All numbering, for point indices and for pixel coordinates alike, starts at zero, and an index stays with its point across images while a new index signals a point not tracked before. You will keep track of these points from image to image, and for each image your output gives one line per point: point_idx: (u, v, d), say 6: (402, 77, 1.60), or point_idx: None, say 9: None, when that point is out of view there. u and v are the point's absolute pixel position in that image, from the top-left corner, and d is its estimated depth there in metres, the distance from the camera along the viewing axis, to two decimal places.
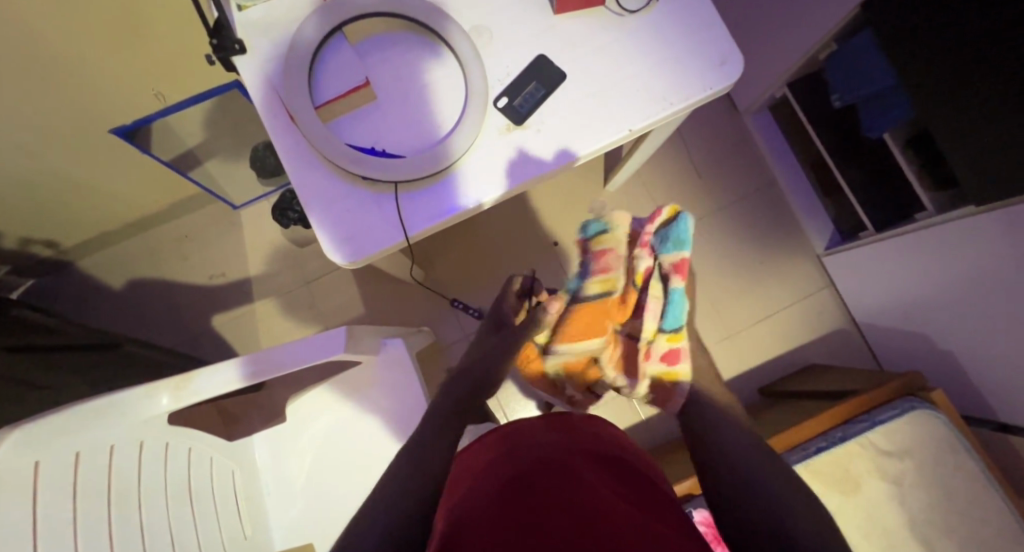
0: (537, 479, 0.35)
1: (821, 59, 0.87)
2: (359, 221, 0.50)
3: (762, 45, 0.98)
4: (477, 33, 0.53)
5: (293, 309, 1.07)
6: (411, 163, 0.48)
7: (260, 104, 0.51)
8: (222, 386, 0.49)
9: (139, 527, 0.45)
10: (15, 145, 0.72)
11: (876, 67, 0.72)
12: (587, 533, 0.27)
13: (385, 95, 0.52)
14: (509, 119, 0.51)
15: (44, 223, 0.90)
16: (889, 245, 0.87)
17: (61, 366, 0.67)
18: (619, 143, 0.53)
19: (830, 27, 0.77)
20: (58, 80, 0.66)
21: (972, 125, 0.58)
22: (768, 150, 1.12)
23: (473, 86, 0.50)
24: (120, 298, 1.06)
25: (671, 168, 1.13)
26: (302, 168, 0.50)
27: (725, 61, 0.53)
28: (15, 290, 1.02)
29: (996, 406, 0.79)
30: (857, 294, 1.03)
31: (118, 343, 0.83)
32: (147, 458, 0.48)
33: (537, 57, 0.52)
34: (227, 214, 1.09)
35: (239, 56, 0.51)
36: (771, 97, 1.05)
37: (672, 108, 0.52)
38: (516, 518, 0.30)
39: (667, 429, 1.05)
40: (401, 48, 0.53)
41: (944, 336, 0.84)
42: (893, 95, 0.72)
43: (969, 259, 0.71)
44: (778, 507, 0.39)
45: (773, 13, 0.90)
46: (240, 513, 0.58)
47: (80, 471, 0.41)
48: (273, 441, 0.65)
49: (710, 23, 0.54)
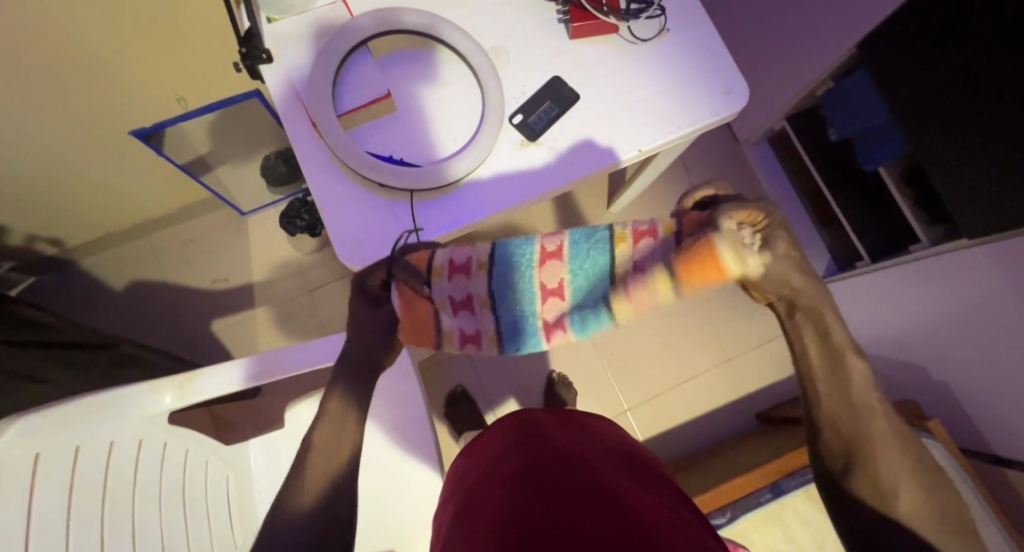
0: (559, 471, 0.34)
1: (819, 94, 0.91)
2: (373, 227, 0.51)
3: (761, 80, 1.02)
4: (495, 53, 0.55)
5: (292, 317, 1.07)
6: (427, 172, 0.50)
7: (282, 111, 0.53)
8: (225, 387, 0.50)
9: (130, 526, 0.44)
10: (33, 142, 0.74)
11: (872, 102, 0.76)
12: (618, 530, 0.26)
13: (404, 106, 0.54)
14: (523, 135, 0.53)
15: (51, 220, 0.90)
16: (890, 273, 0.88)
17: (58, 364, 0.66)
18: (628, 163, 0.55)
19: (830, 62, 0.81)
20: (85, 80, 0.68)
21: (965, 161, 0.61)
22: (766, 180, 1.15)
23: (490, 102, 0.52)
24: (119, 299, 1.06)
25: (672, 193, 1.16)
26: (321, 174, 0.51)
27: (730, 91, 0.56)
28: (14, 287, 1.01)
29: (990, 438, 0.80)
30: (854, 323, 1.04)
31: (116, 344, 0.82)
32: (144, 458, 0.47)
33: (552, 77, 0.55)
34: (235, 220, 1.10)
35: (266, 65, 0.53)
36: (771, 129, 1.09)
37: (680, 131, 0.54)
38: (550, 513, 0.29)
39: (664, 451, 1.04)
40: (421, 64, 0.55)
41: (938, 365, 0.85)
42: (887, 129, 0.75)
43: (962, 287, 0.73)
44: (880, 439, 0.36)
45: (773, 49, 0.94)
46: (232, 522, 0.56)
47: (77, 467, 0.41)
48: (270, 446, 0.64)
49: (717, 54, 0.57)
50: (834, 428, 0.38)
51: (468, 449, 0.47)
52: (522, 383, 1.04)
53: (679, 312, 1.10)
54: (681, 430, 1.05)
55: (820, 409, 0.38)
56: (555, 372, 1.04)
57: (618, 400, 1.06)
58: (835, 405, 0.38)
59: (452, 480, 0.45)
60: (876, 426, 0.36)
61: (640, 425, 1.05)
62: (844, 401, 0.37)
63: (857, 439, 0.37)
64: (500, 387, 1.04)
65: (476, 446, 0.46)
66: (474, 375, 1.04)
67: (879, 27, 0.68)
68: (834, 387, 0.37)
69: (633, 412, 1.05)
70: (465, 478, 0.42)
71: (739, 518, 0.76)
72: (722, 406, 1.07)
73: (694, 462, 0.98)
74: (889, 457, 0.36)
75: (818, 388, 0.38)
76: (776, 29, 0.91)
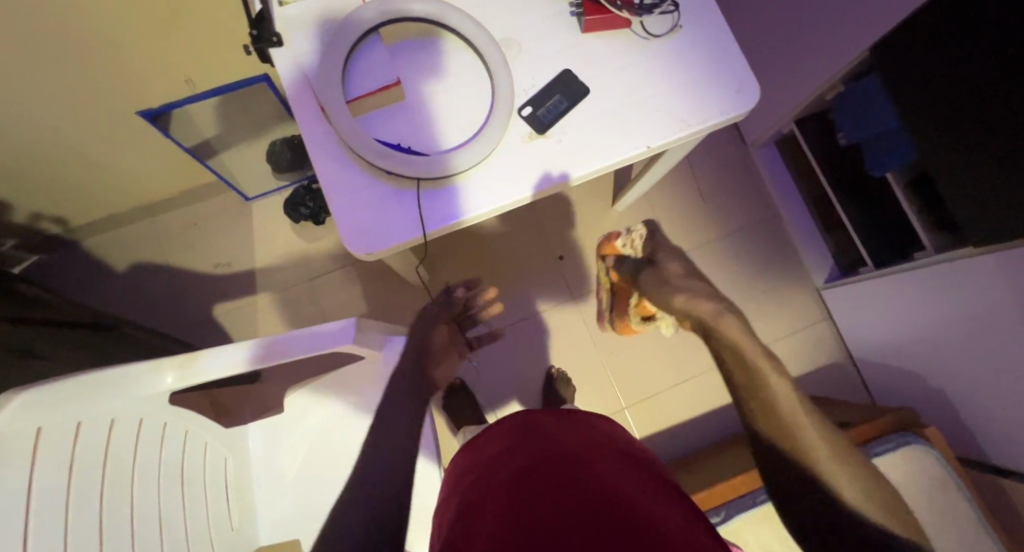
0: (560, 470, 0.35)
1: (828, 98, 0.91)
2: (378, 215, 0.51)
3: (771, 82, 1.01)
4: (506, 44, 0.55)
5: (294, 304, 1.07)
6: (434, 162, 0.50)
7: (291, 95, 0.53)
8: (230, 369, 0.49)
9: (129, 506, 0.44)
10: (40, 118, 0.73)
11: (882, 107, 0.75)
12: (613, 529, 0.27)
13: (413, 95, 0.54)
14: (532, 127, 0.53)
15: (56, 199, 0.90)
16: (890, 280, 0.88)
17: (59, 341, 0.67)
18: (636, 159, 0.55)
19: (841, 66, 0.80)
20: (95, 59, 0.68)
21: (971, 168, 0.60)
22: (772, 182, 1.15)
23: (500, 93, 0.52)
24: (122, 280, 1.06)
25: (678, 192, 1.15)
26: (328, 159, 0.51)
27: (740, 89, 0.56)
28: (18, 264, 1.02)
29: (988, 449, 0.80)
30: (854, 330, 1.04)
31: (117, 325, 0.82)
32: (144, 436, 0.47)
33: (563, 70, 0.55)
34: (239, 205, 1.09)
35: (276, 49, 0.53)
36: (779, 131, 1.08)
37: (689, 128, 0.54)
38: (549, 511, 0.30)
39: (661, 450, 1.04)
40: (431, 54, 0.55)
41: (937, 374, 0.85)
42: (897, 134, 0.75)
43: (965, 297, 0.73)
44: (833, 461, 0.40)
45: (785, 50, 0.94)
46: (229, 504, 0.58)
47: (78, 441, 0.40)
48: (268, 432, 0.66)
49: (729, 53, 0.57)
50: (770, 437, 0.43)
51: (465, 453, 0.47)
52: (521, 379, 1.05)
53: None
54: (678, 429, 1.05)
55: (768, 440, 0.43)
56: (554, 367, 1.04)
57: (616, 398, 1.06)
58: (771, 421, 0.43)
59: (448, 483, 0.45)
60: (808, 436, 0.41)
61: (638, 423, 1.05)
62: (775, 418, 0.43)
63: (811, 464, 0.40)
64: (500, 381, 1.04)
65: (477, 443, 0.46)
66: (473, 368, 1.04)
67: (891, 30, 0.68)
68: (765, 408, 0.44)
69: (630, 411, 1.06)
70: (464, 477, 0.42)
71: (735, 518, 0.76)
72: (720, 407, 1.07)
73: (691, 461, 0.98)
74: (824, 458, 0.40)
75: (752, 409, 0.45)
76: (790, 31, 0.91)
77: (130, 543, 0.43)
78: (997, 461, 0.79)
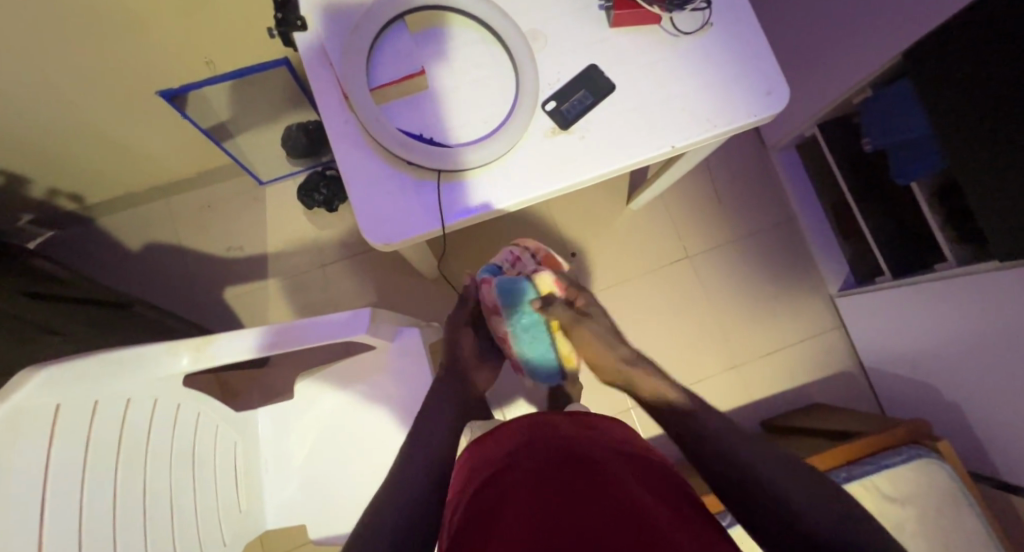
0: (572, 471, 0.35)
1: (854, 103, 0.89)
2: (398, 205, 0.50)
3: (797, 84, 0.99)
4: (532, 37, 0.54)
5: (305, 290, 1.07)
6: (455, 154, 0.49)
7: (314, 81, 0.53)
8: (241, 353, 0.50)
9: (141, 486, 0.44)
10: (61, 93, 0.74)
11: (910, 114, 0.73)
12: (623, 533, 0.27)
13: (435, 84, 0.53)
14: (556, 122, 0.52)
15: (72, 175, 0.91)
16: (908, 291, 0.86)
17: (74, 317, 0.67)
18: (659, 159, 0.54)
19: (872, 69, 0.78)
20: (118, 36, 0.68)
21: (1001, 181, 0.59)
22: (790, 187, 1.13)
23: (525, 86, 0.51)
24: (135, 259, 1.07)
25: (694, 193, 1.14)
26: (348, 147, 0.51)
27: (769, 92, 0.54)
28: (33, 239, 1.03)
29: (1001, 465, 0.79)
30: (867, 339, 1.03)
31: (131, 304, 0.82)
32: (158, 417, 0.47)
33: (588, 65, 0.54)
34: (253, 189, 1.09)
35: (300, 32, 0.52)
36: (800, 135, 1.07)
37: (715, 129, 0.53)
38: (559, 514, 0.30)
39: (666, 452, 1.04)
40: (455, 43, 0.54)
41: (952, 388, 0.84)
42: (924, 143, 0.73)
43: (984, 312, 0.72)
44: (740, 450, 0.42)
45: (814, 50, 0.92)
46: (237, 484, 0.59)
47: (95, 419, 0.40)
48: (277, 418, 0.66)
49: (761, 53, 0.55)
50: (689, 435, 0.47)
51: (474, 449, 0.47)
52: None
53: (690, 314, 1.09)
54: None
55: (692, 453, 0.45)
56: None
57: (623, 397, 1.06)
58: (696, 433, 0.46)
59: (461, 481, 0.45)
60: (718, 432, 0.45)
61: (644, 424, 1.05)
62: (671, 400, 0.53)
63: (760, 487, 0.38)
64: (506, 377, 1.03)
65: (488, 440, 0.46)
66: None
67: (925, 35, 0.66)
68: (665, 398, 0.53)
69: (637, 411, 1.05)
70: (478, 473, 0.42)
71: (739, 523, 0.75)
72: (728, 410, 1.06)
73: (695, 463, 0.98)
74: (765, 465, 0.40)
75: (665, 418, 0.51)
76: (820, 32, 0.89)
77: (143, 522, 0.43)
78: (1010, 478, 0.78)
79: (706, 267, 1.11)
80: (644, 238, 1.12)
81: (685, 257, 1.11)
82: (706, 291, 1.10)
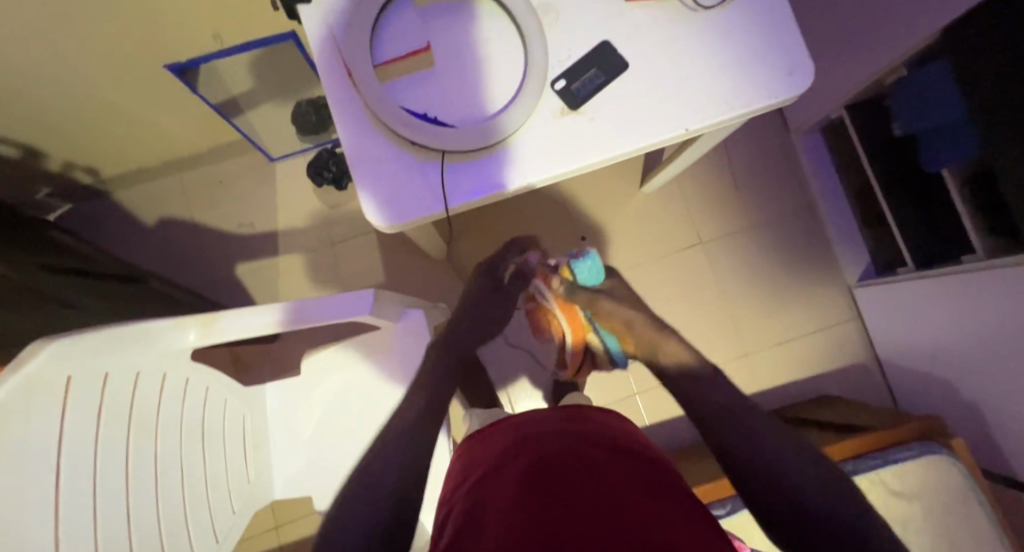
0: (568, 466, 0.34)
1: (887, 83, 0.84)
2: (401, 185, 0.49)
3: (827, 63, 0.94)
4: (543, 11, 0.52)
5: (315, 267, 1.08)
6: (462, 134, 0.48)
7: (318, 57, 0.51)
8: (250, 331, 0.50)
9: (152, 456, 0.45)
10: (72, 67, 0.74)
11: (946, 97, 0.68)
12: (613, 531, 0.27)
13: (442, 61, 0.51)
14: (565, 102, 0.50)
15: (87, 150, 0.92)
16: (932, 283, 0.83)
17: (89, 289, 0.69)
18: (672, 142, 0.51)
19: (908, 46, 0.73)
20: (124, 10, 0.67)
21: None
22: (812, 172, 1.09)
23: (533, 63, 0.49)
24: (150, 233, 1.09)
25: (711, 177, 1.10)
26: (353, 126, 0.50)
27: (792, 72, 0.51)
28: (52, 212, 1.05)
29: (1016, 465, 0.77)
30: (884, 332, 1.01)
31: (146, 278, 0.84)
32: (168, 391, 0.49)
33: (601, 42, 0.51)
34: (264, 166, 1.10)
35: (304, 5, 0.51)
36: (826, 118, 1.02)
37: (733, 112, 0.50)
38: (550, 509, 0.29)
39: (669, 438, 1.04)
40: (463, 16, 0.52)
41: (970, 384, 0.81)
42: (960, 128, 0.68)
43: (1009, 308, 0.69)
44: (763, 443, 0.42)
45: (846, 26, 0.86)
46: (246, 457, 0.61)
47: (106, 393, 0.41)
48: (284, 393, 0.68)
49: (787, 31, 0.52)
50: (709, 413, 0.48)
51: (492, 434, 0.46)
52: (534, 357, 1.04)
53: (700, 301, 1.08)
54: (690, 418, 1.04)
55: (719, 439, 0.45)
56: None
57: (628, 383, 1.05)
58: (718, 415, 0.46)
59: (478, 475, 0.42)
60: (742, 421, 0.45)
61: (648, 410, 1.05)
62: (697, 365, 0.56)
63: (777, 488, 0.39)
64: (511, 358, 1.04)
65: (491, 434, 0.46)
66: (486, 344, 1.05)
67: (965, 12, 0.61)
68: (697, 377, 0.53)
69: (642, 397, 1.05)
70: (476, 463, 0.42)
71: (739, 512, 0.74)
72: None
73: (697, 450, 0.98)
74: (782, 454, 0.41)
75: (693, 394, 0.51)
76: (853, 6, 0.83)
77: (154, 488, 0.45)
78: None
79: (719, 254, 1.09)
80: (657, 223, 1.09)
81: (698, 244, 1.09)
82: (718, 278, 1.08)
